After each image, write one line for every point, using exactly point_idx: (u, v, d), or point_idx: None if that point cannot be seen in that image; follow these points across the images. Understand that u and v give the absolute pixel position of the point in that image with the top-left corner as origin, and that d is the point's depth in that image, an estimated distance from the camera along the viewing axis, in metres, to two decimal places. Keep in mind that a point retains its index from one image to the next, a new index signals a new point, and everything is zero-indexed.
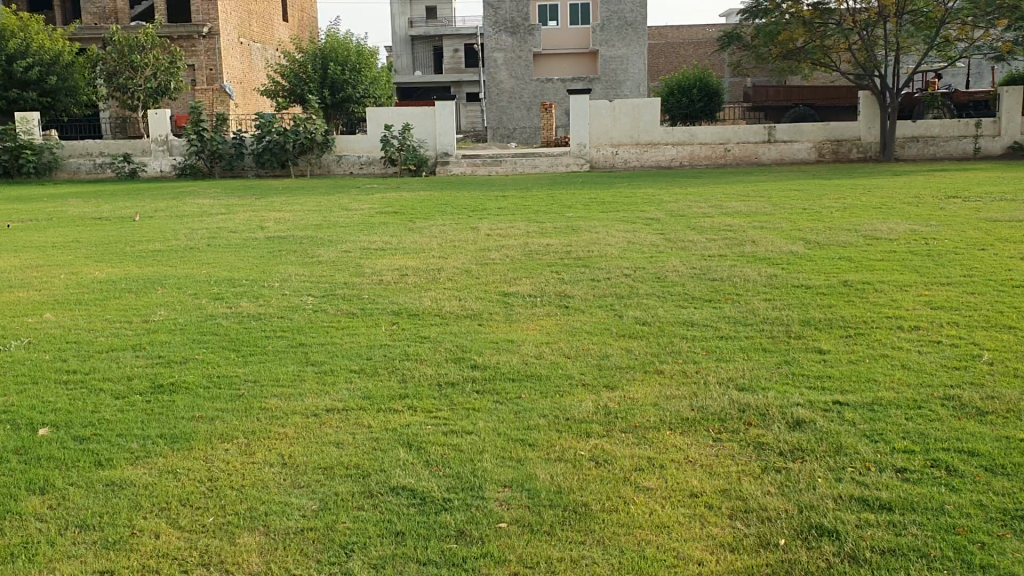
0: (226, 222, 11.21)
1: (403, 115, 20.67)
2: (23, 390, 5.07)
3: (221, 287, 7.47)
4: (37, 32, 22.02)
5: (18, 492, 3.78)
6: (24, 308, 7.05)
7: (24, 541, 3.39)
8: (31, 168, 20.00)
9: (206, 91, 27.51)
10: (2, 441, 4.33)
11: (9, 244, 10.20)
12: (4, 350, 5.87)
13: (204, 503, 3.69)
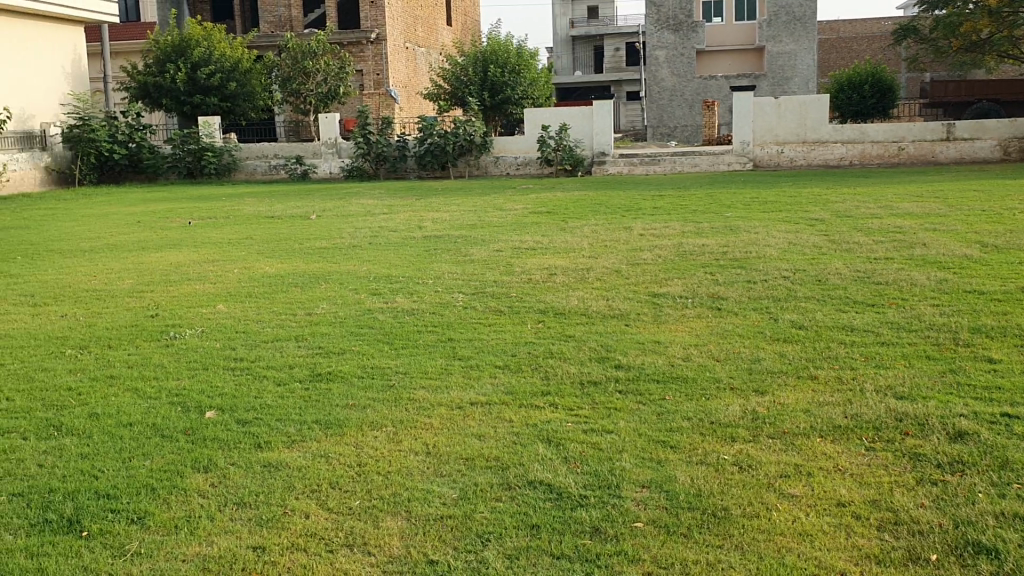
0: (387, 221, 11.63)
1: (562, 115, 20.62)
2: (195, 374, 5.46)
3: (379, 283, 7.75)
4: (219, 40, 23.43)
5: (186, 468, 4.07)
6: (200, 300, 7.54)
7: (187, 515, 3.64)
8: (212, 169, 21.49)
9: (373, 95, 28.63)
10: (173, 421, 4.67)
11: (190, 240, 10.93)
12: (180, 338, 6.33)
13: (352, 487, 3.85)
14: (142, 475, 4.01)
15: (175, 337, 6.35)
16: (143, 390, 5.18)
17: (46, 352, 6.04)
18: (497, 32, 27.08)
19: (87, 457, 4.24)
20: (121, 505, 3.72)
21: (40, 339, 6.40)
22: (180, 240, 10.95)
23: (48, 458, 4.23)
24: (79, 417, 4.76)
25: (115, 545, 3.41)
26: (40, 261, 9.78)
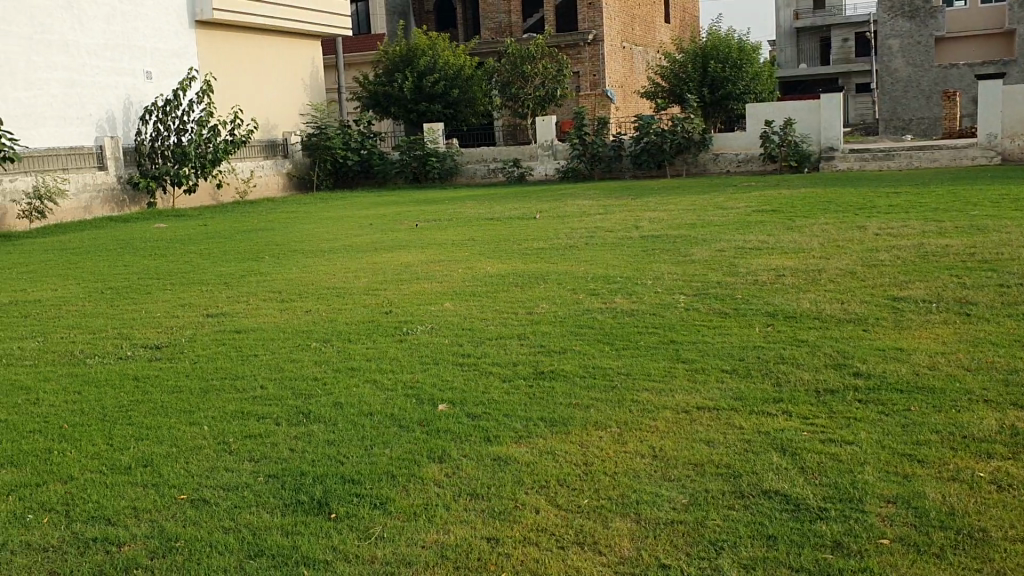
0: (605, 221, 11.61)
1: (786, 109, 19.88)
2: (426, 368, 5.69)
3: (598, 283, 7.76)
4: (443, 48, 24.38)
5: (421, 458, 4.23)
6: (428, 298, 7.85)
7: (424, 503, 3.79)
8: (436, 173, 22.38)
9: (589, 96, 28.81)
10: (409, 411, 4.88)
11: (417, 241, 11.40)
12: (412, 333, 6.62)
13: (580, 485, 3.87)
14: (381, 463, 4.21)
15: (408, 332, 6.64)
16: (380, 382, 5.45)
17: (292, 345, 6.50)
18: (717, 27, 26.50)
19: (333, 443, 4.51)
20: (364, 490, 3.92)
21: (287, 332, 6.89)
22: (407, 242, 11.44)
23: (298, 443, 4.53)
24: (324, 405, 5.08)
25: (359, 528, 3.60)
26: (285, 261, 10.53)
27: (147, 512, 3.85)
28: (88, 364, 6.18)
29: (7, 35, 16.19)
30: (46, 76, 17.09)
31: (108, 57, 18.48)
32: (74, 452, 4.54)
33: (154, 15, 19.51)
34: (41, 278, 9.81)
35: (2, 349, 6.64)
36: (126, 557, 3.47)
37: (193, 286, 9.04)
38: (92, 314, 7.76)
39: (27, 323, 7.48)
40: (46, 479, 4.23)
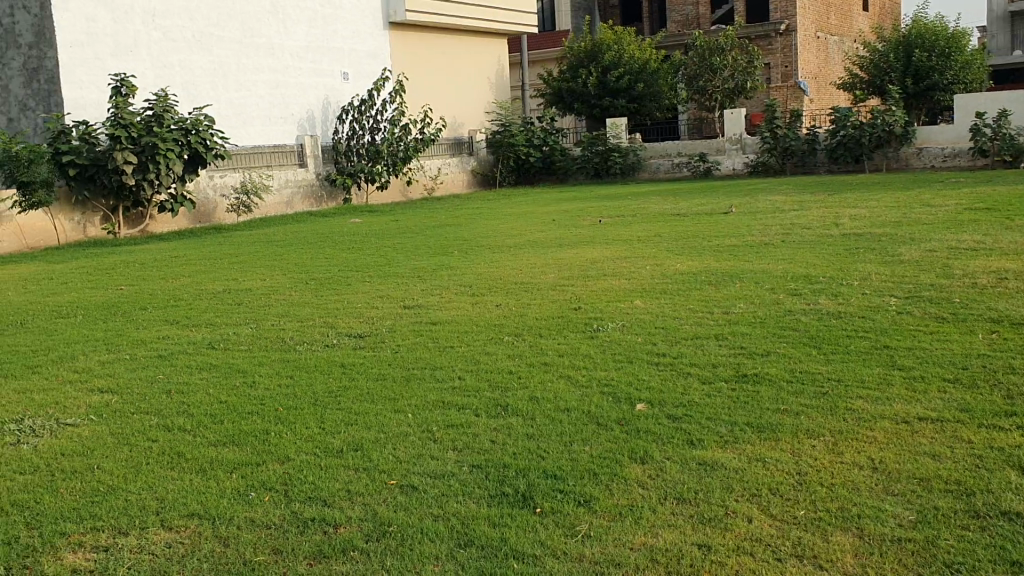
0: (800, 218, 11.16)
1: (1001, 100, 18.46)
2: (621, 366, 5.62)
3: (798, 283, 7.45)
4: (629, 43, 24.19)
5: (624, 458, 4.17)
6: (619, 294, 7.78)
7: (630, 504, 3.72)
8: (618, 168, 22.34)
9: (781, 88, 27.93)
10: (608, 410, 4.83)
11: (604, 237, 11.34)
12: (604, 330, 6.57)
13: (794, 495, 3.69)
14: (583, 460, 4.17)
15: (600, 329, 6.59)
16: (576, 378, 5.43)
17: (487, 338, 6.59)
18: (922, 13, 24.98)
19: (533, 437, 4.52)
20: (568, 487, 3.90)
21: (481, 325, 6.99)
22: (595, 238, 11.39)
23: (499, 435, 4.57)
24: (521, 399, 5.10)
25: (567, 525, 3.57)
26: (473, 255, 10.73)
27: (359, 495, 3.98)
28: (298, 350, 6.49)
29: (220, 40, 17.40)
30: (254, 78, 18.17)
31: (309, 58, 19.46)
32: (290, 434, 4.76)
33: (351, 18, 20.39)
34: (250, 268, 10.41)
35: (220, 335, 7.08)
36: (342, 538, 3.59)
37: (389, 279, 9.34)
38: (298, 304, 8.16)
39: (242, 311, 7.94)
40: (265, 459, 4.45)
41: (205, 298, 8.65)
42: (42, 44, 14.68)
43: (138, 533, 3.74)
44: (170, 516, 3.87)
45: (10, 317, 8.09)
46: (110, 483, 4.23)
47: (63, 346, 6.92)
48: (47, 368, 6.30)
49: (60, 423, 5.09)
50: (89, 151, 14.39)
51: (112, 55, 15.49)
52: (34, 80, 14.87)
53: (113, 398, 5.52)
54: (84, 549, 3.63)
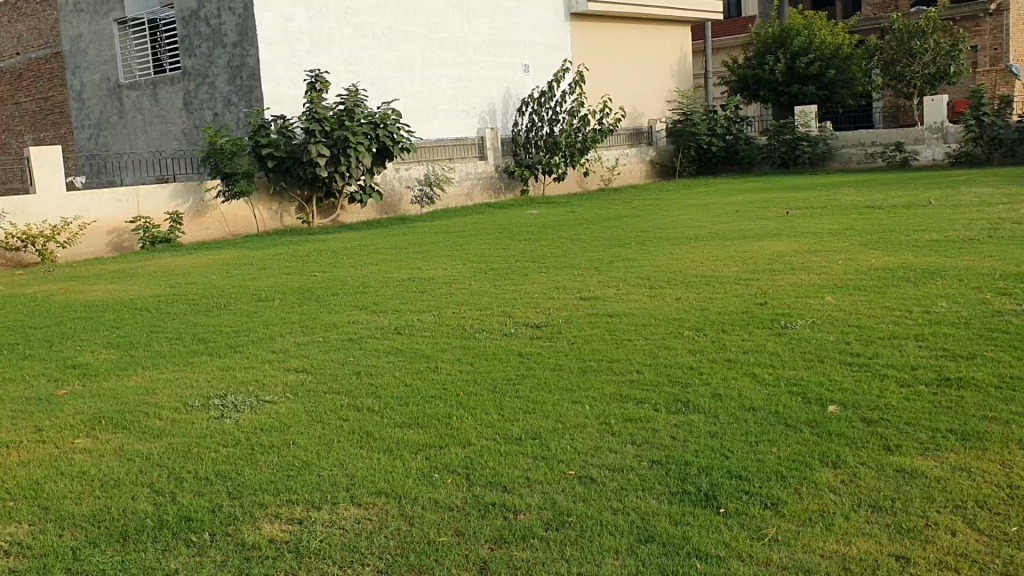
0: (1011, 212, 10.34)
1: None
2: (810, 366, 5.38)
3: (1009, 281, 6.90)
4: (820, 28, 23.22)
5: (813, 461, 3.99)
6: (807, 290, 7.46)
7: (820, 509, 3.55)
8: (807, 158, 21.47)
9: (989, 73, 26.04)
10: (795, 410, 4.63)
11: (791, 230, 10.92)
12: (791, 327, 6.31)
13: (1006, 510, 3.41)
14: (770, 462, 4.02)
15: (787, 326, 6.34)
16: (761, 376, 5.25)
17: (666, 332, 6.47)
18: None
19: (716, 435, 4.39)
20: (754, 488, 3.77)
21: (661, 319, 6.88)
22: (780, 231, 10.99)
23: (680, 432, 4.47)
24: (704, 396, 4.98)
25: (752, 527, 3.45)
26: (652, 247, 10.60)
27: (539, 483, 4.00)
28: (478, 339, 6.60)
29: (407, 35, 17.99)
30: (439, 72, 18.66)
31: (492, 52, 19.80)
32: (471, 420, 4.84)
33: (533, 10, 20.59)
34: (433, 258, 10.69)
35: (405, 321, 7.31)
36: (523, 525, 3.61)
37: (567, 270, 9.36)
38: (478, 293, 8.30)
39: (425, 299, 8.17)
40: (447, 442, 4.55)
41: (391, 285, 8.96)
42: (245, 42, 15.65)
43: (330, 508, 3.91)
44: (359, 493, 4.02)
45: (215, 300, 8.67)
46: (304, 458, 4.44)
47: (262, 327, 7.34)
48: (248, 347, 6.70)
49: (259, 400, 5.40)
50: (285, 145, 15.21)
51: (308, 52, 16.32)
52: (238, 77, 15.88)
53: (307, 378, 5.81)
54: (280, 520, 3.82)
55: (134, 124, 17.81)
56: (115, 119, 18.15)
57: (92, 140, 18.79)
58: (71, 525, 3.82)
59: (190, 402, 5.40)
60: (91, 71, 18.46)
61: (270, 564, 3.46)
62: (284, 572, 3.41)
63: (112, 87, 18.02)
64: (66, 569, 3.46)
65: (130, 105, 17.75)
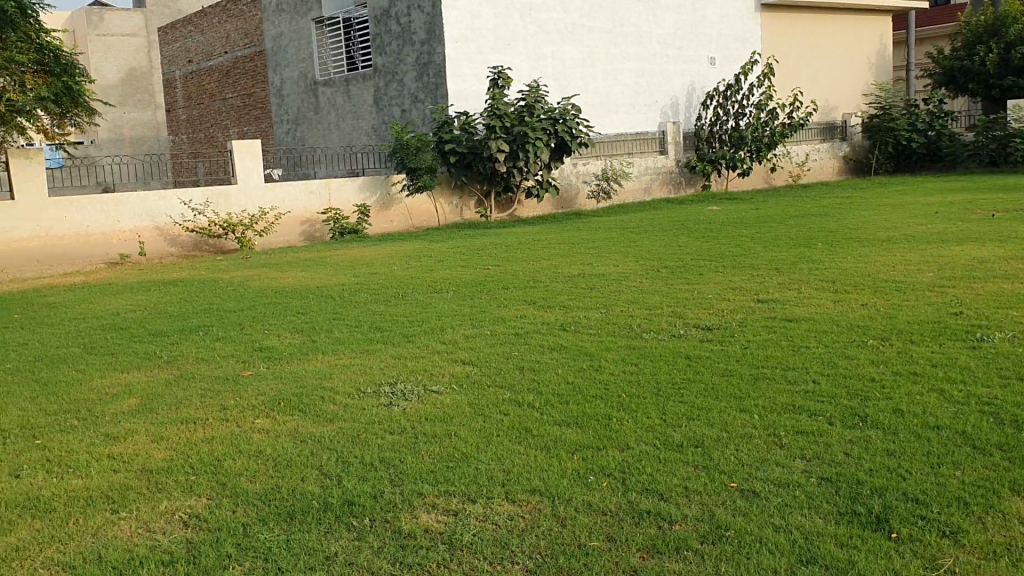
0: None
1: None
2: (1007, 384, 4.93)
3: None
4: None
5: (1002, 488, 3.65)
6: (1010, 300, 6.88)
7: (1007, 543, 3.25)
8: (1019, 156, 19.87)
9: None
10: (985, 432, 4.27)
11: (996, 234, 10.11)
12: (988, 340, 5.83)
13: None
14: (952, 486, 3.72)
15: (983, 339, 5.85)
16: (950, 393, 4.86)
17: (846, 340, 6.12)
18: None
19: (893, 454, 4.11)
20: (932, 513, 3.49)
21: (842, 326, 6.53)
22: (983, 234, 10.18)
23: (854, 448, 4.21)
24: (884, 411, 4.67)
25: (927, 556, 3.20)
26: (838, 249, 10.09)
27: (698, 494, 3.86)
28: (645, 339, 6.49)
29: (591, 30, 17.95)
30: (621, 67, 18.52)
31: (676, 45, 19.44)
32: (633, 423, 4.75)
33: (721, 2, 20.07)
34: (606, 254, 10.60)
35: (572, 318, 7.29)
36: (677, 536, 3.50)
37: (744, 270, 9.05)
38: (649, 291, 8.16)
39: (595, 296, 8.11)
40: (606, 444, 4.49)
41: (561, 281, 8.95)
42: (432, 40, 16.08)
43: (485, 502, 3.93)
44: (514, 489, 4.02)
45: (392, 290, 8.95)
46: (464, 450, 4.49)
47: (433, 319, 7.51)
48: (419, 338, 6.87)
49: (426, 389, 5.52)
50: (468, 140, 15.55)
51: (493, 48, 16.60)
52: (425, 74, 16.34)
53: (474, 371, 5.89)
54: (437, 511, 3.87)
55: (328, 120, 18.72)
56: (311, 115, 19.14)
57: (290, 135, 19.91)
58: (243, 501, 4.02)
59: (361, 388, 5.60)
60: (291, 69, 19.53)
61: (423, 554, 3.50)
62: (436, 564, 3.44)
63: (309, 84, 19.00)
64: (236, 544, 3.63)
65: (325, 101, 18.64)
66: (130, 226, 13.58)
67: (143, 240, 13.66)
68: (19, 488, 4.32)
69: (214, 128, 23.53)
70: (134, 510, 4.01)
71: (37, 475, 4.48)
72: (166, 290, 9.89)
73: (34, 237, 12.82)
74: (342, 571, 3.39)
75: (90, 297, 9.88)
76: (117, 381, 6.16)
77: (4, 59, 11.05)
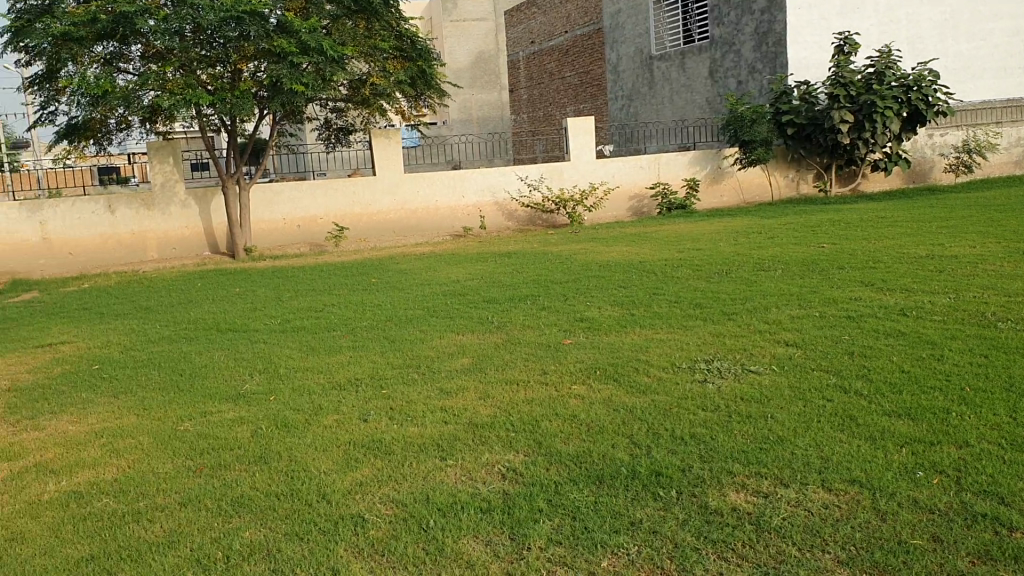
0: None
1: None
2: None
3: None
4: None
5: None
6: None
7: None
8: None
9: None
10: None
11: None
12: None
13: None
14: None
15: None
16: None
17: None
18: None
19: None
20: None
21: None
22: None
23: None
24: None
25: None
26: None
27: None
28: (998, 328, 5.84)
29: None
30: (988, 26, 16.65)
31: None
32: (974, 419, 4.31)
33: None
34: (959, 234, 9.64)
35: (914, 302, 6.73)
36: (1017, 545, 3.15)
37: None
38: (1009, 276, 7.31)
39: (943, 279, 7.41)
40: (941, 439, 4.11)
41: (905, 262, 8.29)
42: (772, 8, 15.47)
43: (798, 487, 3.77)
44: (831, 477, 3.81)
45: (716, 267, 8.81)
46: (780, 433, 4.33)
47: (758, 297, 7.30)
48: (741, 316, 6.71)
49: (745, 369, 5.39)
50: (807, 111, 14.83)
51: (838, 13, 15.64)
52: (764, 44, 15.76)
53: (797, 353, 5.64)
54: (746, 491, 3.78)
55: (662, 95, 18.68)
56: (645, 90, 19.21)
57: (625, 110, 20.15)
58: (558, 461, 4.17)
59: (678, 363, 5.58)
60: (627, 46, 19.73)
61: (728, 532, 3.43)
62: (742, 542, 3.36)
63: (644, 59, 19.05)
64: (548, 500, 3.77)
65: (660, 76, 18.61)
66: (474, 201, 14.77)
67: (484, 215, 14.80)
68: (364, 430, 4.84)
69: (553, 107, 24.47)
70: (459, 459, 4.33)
71: (381, 421, 4.98)
72: (502, 261, 10.49)
73: (392, 210, 14.38)
74: (646, 537, 3.41)
75: (435, 266, 10.74)
76: (454, 342, 6.66)
77: (369, 47, 12.29)
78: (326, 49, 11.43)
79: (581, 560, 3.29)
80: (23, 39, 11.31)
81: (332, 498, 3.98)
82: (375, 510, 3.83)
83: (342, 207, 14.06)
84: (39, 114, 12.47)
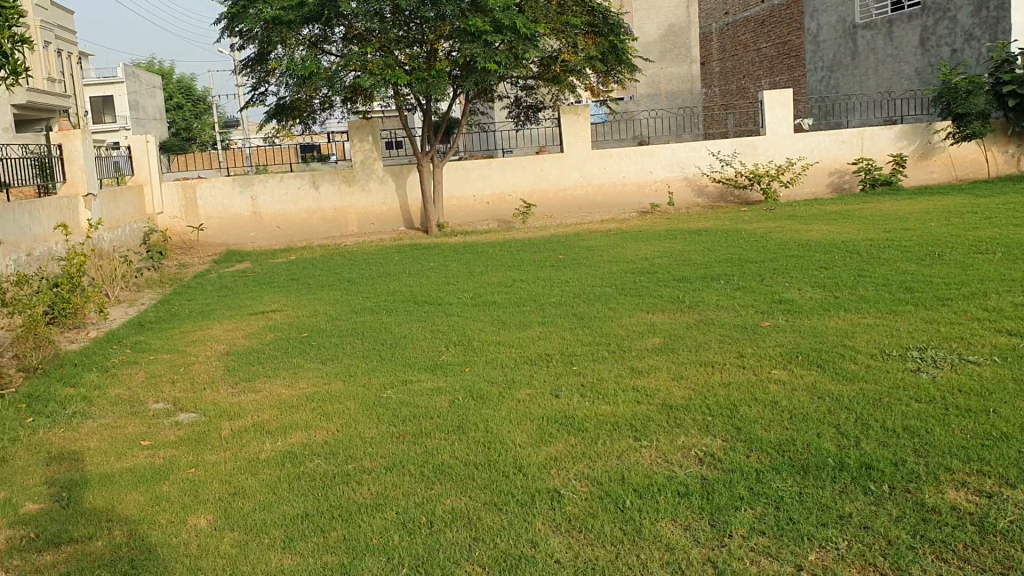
0: None
1: None
2: None
3: None
4: None
5: None
6: None
7: None
8: None
9: None
10: None
11: None
12: None
13: None
14: None
15: None
16: None
17: None
18: None
19: None
20: None
21: None
22: None
23: None
24: None
25: None
26: None
27: None
28: None
29: None
30: None
31: None
32: None
33: None
34: None
35: None
36: None
37: None
38: None
39: None
40: None
41: None
42: None
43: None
44: None
45: (928, 248, 8.24)
46: (1004, 430, 4.01)
47: (977, 282, 6.78)
48: (957, 302, 6.26)
49: (963, 359, 5.03)
50: None
51: None
52: (984, 8, 14.38)
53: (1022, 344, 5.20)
54: (967, 490, 3.52)
55: (866, 65, 17.56)
56: (848, 61, 18.19)
57: (825, 82, 19.21)
58: (759, 448, 4.04)
59: (886, 350, 5.28)
60: (830, 14, 18.75)
61: (948, 532, 3.21)
62: (964, 544, 3.13)
63: (848, 28, 18.04)
64: (749, 488, 3.66)
65: (864, 45, 17.51)
66: (662, 177, 14.55)
67: (673, 190, 14.56)
68: (558, 406, 4.87)
69: (746, 80, 23.69)
70: (654, 440, 4.27)
71: (573, 397, 5.00)
72: (691, 239, 10.28)
73: (580, 186, 14.42)
74: (856, 532, 3.25)
75: (622, 243, 10.66)
76: (645, 321, 6.59)
77: (561, 23, 12.33)
78: (519, 27, 11.53)
79: (787, 551, 3.17)
80: (238, 24, 12.02)
81: (529, 471, 4.03)
82: (571, 486, 3.85)
83: (530, 184, 14.24)
84: (251, 95, 13.28)
